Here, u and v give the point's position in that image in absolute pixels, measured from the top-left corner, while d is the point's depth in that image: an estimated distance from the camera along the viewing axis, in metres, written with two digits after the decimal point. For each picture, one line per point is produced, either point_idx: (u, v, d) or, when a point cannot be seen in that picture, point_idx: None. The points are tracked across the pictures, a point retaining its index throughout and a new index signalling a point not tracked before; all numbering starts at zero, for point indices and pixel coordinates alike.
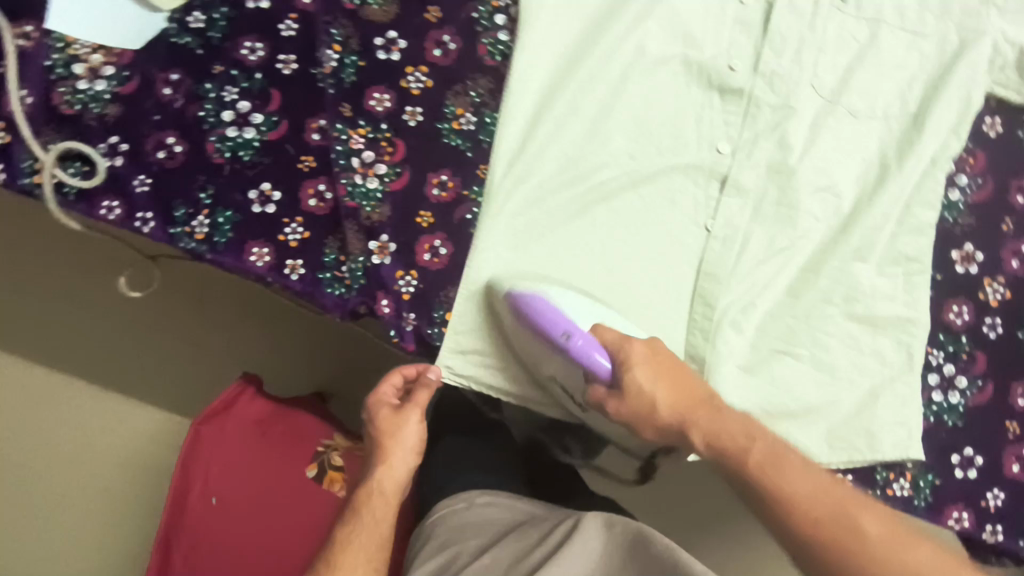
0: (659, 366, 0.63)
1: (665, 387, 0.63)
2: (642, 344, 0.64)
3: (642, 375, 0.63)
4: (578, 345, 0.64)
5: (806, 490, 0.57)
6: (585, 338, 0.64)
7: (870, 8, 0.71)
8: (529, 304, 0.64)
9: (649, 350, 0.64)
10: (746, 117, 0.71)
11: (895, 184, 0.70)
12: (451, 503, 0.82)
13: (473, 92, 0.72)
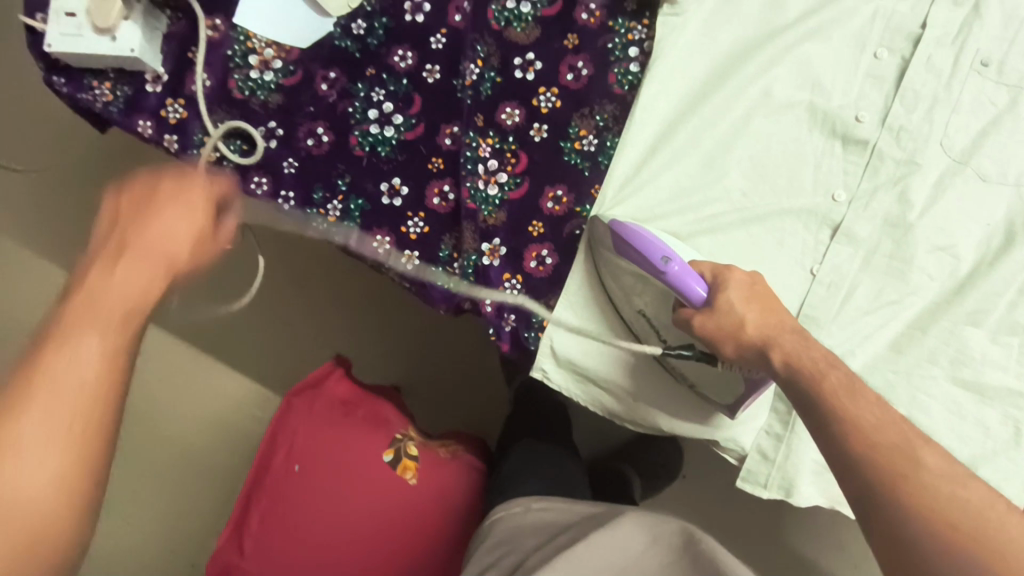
0: (753, 299, 0.61)
1: (753, 311, 0.60)
2: (745, 277, 0.62)
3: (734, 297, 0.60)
4: (672, 267, 0.62)
5: (891, 421, 0.51)
6: (678, 263, 0.62)
7: (1014, 74, 0.71)
8: (626, 229, 0.65)
9: (752, 281, 0.62)
10: (868, 168, 0.71)
11: (1020, 252, 0.68)
12: (509, 507, 0.85)
13: (598, 115, 0.75)
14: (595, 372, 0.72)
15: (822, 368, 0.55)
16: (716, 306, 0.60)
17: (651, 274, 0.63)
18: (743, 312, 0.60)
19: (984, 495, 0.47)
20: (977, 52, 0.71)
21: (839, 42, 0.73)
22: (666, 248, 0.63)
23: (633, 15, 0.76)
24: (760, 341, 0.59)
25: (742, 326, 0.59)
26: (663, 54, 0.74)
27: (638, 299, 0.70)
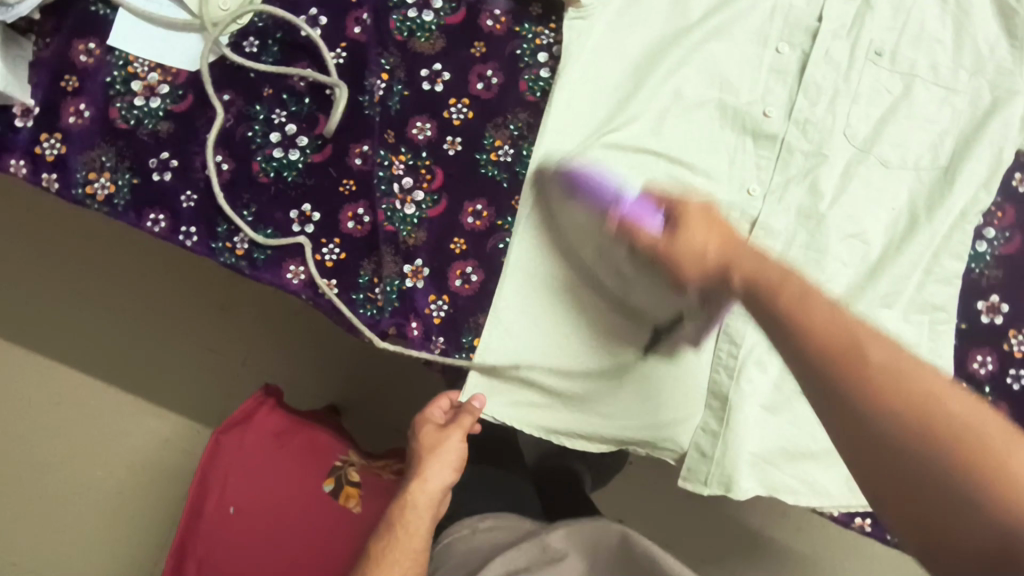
0: (707, 218, 0.48)
1: (712, 234, 0.47)
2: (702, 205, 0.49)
3: (693, 212, 0.48)
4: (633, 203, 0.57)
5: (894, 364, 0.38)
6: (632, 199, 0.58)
7: (904, 62, 0.73)
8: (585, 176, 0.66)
9: (718, 211, 0.49)
10: (778, 161, 0.73)
11: (923, 234, 0.70)
12: (460, 528, 0.84)
13: (512, 125, 0.74)
14: (536, 397, 0.72)
15: (785, 271, 0.44)
16: (677, 231, 0.48)
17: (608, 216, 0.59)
18: (699, 232, 0.47)
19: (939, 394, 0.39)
20: (871, 41, 0.73)
21: (743, 38, 0.74)
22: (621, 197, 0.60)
23: (539, 19, 0.75)
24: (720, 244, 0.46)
25: (707, 249, 0.46)
26: (576, 57, 0.72)
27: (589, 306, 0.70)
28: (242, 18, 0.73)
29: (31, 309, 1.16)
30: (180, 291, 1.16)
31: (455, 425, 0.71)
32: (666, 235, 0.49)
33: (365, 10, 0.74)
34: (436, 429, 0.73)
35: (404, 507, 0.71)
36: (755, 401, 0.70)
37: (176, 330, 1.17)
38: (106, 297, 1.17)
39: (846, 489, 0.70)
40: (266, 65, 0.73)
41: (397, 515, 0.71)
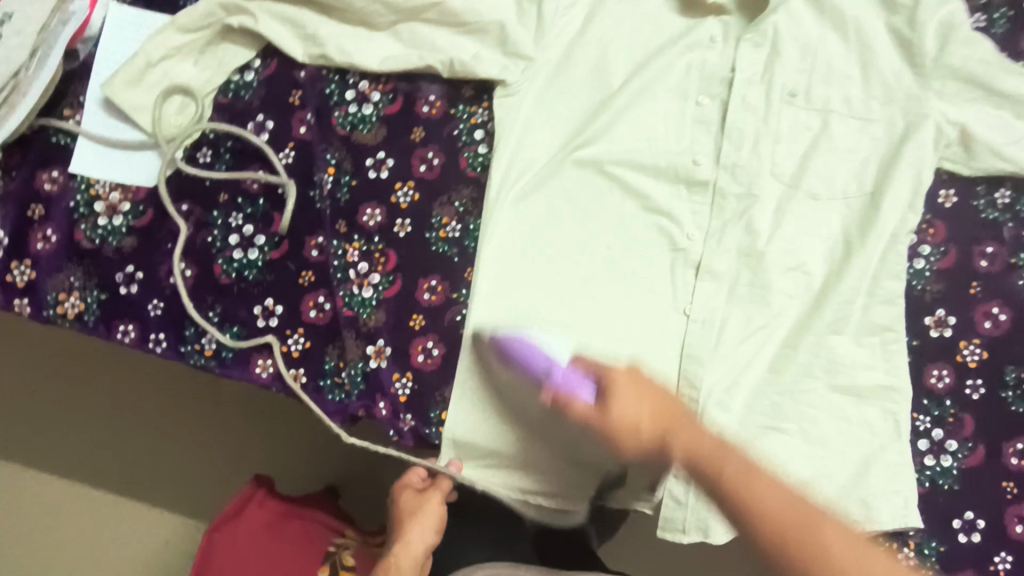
0: (643, 395, 0.57)
1: (650, 409, 0.56)
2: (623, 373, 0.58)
3: (621, 406, 0.56)
4: (574, 377, 0.61)
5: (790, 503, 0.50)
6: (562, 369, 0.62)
7: (819, 100, 0.78)
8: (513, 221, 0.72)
9: (644, 379, 0.58)
10: (713, 207, 0.76)
11: (860, 259, 0.72)
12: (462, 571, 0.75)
13: (457, 202, 0.77)
14: (501, 461, 0.73)
15: (731, 458, 0.52)
16: (606, 412, 0.57)
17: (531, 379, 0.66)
18: (637, 413, 0.56)
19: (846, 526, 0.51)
20: (784, 84, 0.78)
21: (665, 96, 0.79)
22: (554, 363, 0.64)
23: (472, 99, 0.80)
24: (687, 461, 0.54)
25: (639, 429, 0.55)
26: (508, 134, 0.77)
27: None
28: (192, 133, 0.77)
29: (20, 424, 1.18)
30: (155, 389, 1.16)
31: (436, 490, 0.75)
32: (601, 414, 0.57)
33: (308, 110, 0.79)
34: (414, 492, 0.75)
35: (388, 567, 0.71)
36: (723, 442, 0.71)
37: (162, 432, 1.17)
38: (88, 406, 1.17)
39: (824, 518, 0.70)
40: (219, 173, 0.77)
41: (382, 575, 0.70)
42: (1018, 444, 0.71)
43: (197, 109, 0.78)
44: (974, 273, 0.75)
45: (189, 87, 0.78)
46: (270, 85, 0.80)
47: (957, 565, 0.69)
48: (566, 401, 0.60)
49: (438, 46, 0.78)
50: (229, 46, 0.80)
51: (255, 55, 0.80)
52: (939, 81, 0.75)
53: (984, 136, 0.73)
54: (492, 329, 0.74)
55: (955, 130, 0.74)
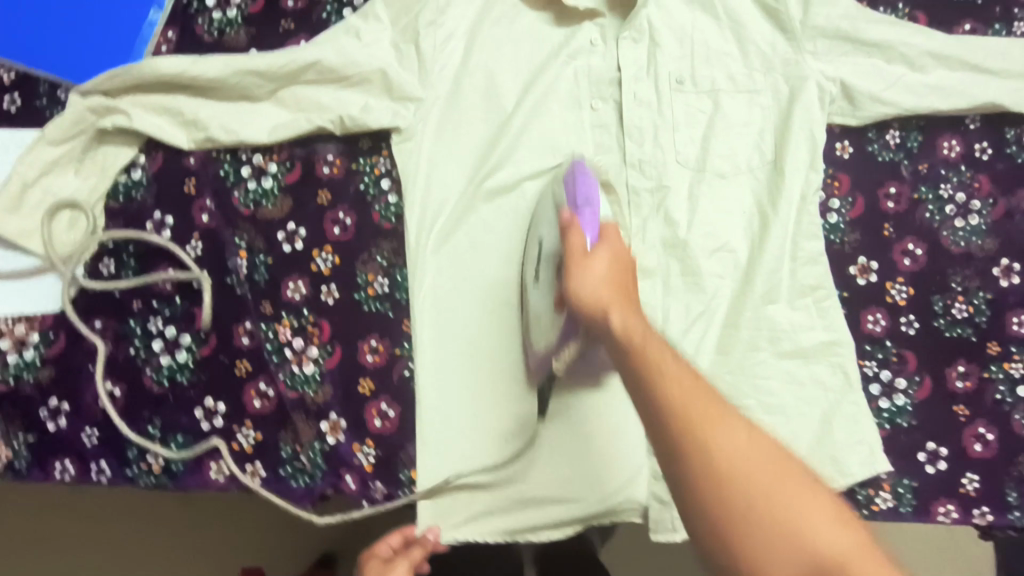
0: (616, 261, 0.60)
1: (611, 283, 0.57)
2: (627, 252, 0.61)
3: (604, 260, 0.59)
4: (584, 208, 0.65)
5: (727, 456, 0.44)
6: (592, 212, 0.65)
7: (706, 82, 0.79)
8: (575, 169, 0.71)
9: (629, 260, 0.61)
10: (629, 205, 0.77)
11: (777, 227, 0.74)
12: None
13: (379, 256, 0.76)
14: (490, 503, 0.71)
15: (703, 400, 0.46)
16: (589, 257, 0.59)
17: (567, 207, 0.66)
18: (605, 271, 0.58)
19: (830, 497, 0.44)
20: (670, 72, 0.79)
21: (559, 108, 0.79)
22: (592, 205, 0.66)
23: (371, 150, 0.79)
24: (620, 332, 0.52)
25: (595, 284, 0.56)
26: (416, 177, 0.76)
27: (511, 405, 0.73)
28: (88, 245, 0.74)
29: None
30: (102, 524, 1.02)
31: (404, 558, 0.71)
32: (583, 256, 0.60)
33: (207, 196, 0.77)
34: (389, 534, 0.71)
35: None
36: None
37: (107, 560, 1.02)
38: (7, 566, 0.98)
39: None
40: (126, 281, 0.74)
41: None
42: (958, 366, 0.75)
43: (89, 221, 0.75)
44: (883, 215, 0.78)
45: (74, 199, 0.74)
46: (162, 179, 0.77)
47: (932, 495, 0.72)
48: (569, 226, 0.64)
49: (324, 105, 0.76)
50: (109, 148, 0.76)
51: (138, 151, 0.77)
52: (810, 42, 0.78)
53: (861, 86, 0.76)
54: (442, 374, 0.73)
55: (835, 86, 0.77)
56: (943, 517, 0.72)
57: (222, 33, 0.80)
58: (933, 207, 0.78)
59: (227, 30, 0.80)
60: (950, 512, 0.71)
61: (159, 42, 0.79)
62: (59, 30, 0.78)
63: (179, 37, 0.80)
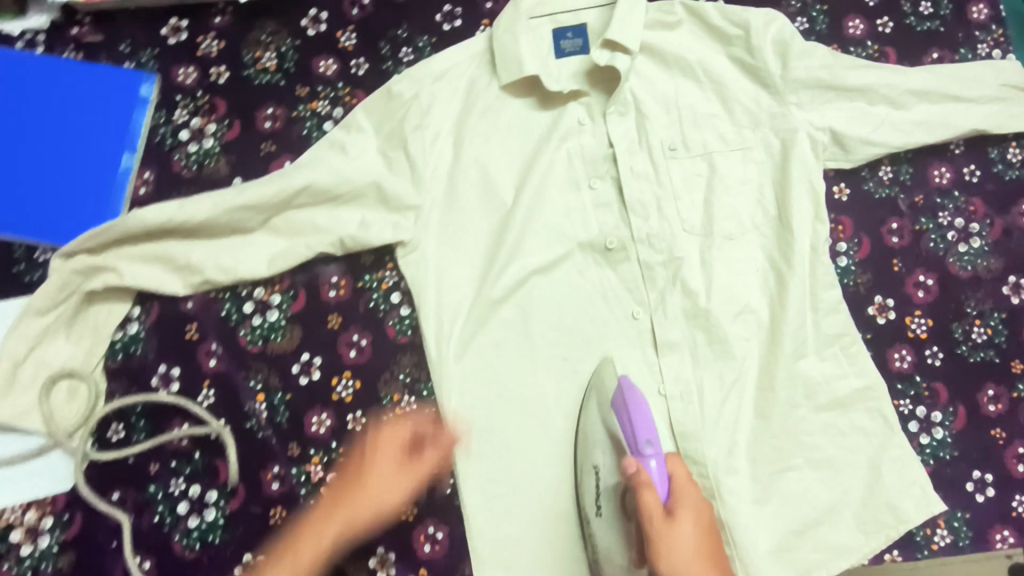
0: (702, 534, 0.63)
1: (699, 546, 0.62)
2: (699, 495, 0.65)
3: (688, 527, 0.62)
4: (649, 452, 0.65)
5: None
6: (658, 461, 0.65)
7: (698, 145, 0.80)
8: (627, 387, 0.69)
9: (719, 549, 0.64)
10: (645, 281, 0.76)
11: (794, 284, 0.75)
12: None
13: (401, 373, 0.74)
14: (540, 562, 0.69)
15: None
16: (673, 523, 0.62)
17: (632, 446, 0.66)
18: (694, 542, 0.62)
19: None
20: (662, 141, 0.79)
21: (559, 193, 0.78)
22: (655, 444, 0.65)
23: (374, 265, 0.77)
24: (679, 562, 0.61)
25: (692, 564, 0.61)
26: (427, 287, 0.75)
27: (561, 505, 0.71)
28: (93, 414, 0.70)
29: None
30: None
31: None
32: (666, 523, 0.62)
33: (212, 340, 0.74)
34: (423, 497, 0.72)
35: (352, 473, 0.70)
36: (744, 503, 0.71)
37: None
38: None
39: (862, 534, 0.71)
40: (139, 446, 0.70)
41: (352, 480, 0.69)
42: (988, 390, 0.76)
43: (91, 388, 0.71)
44: (890, 251, 0.79)
45: (70, 369, 0.70)
46: (161, 330, 0.74)
47: (988, 523, 0.73)
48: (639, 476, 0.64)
49: (322, 227, 0.74)
50: (100, 306, 0.72)
51: (131, 304, 0.74)
52: (794, 94, 0.78)
53: (849, 132, 0.77)
54: (486, 488, 0.70)
55: (825, 134, 0.78)
56: (1001, 544, 0.72)
57: (201, 166, 0.77)
58: (936, 236, 0.79)
59: (207, 162, 0.77)
60: (1008, 537, 0.72)
61: (136, 184, 0.76)
62: (25, 188, 0.74)
63: (157, 177, 0.76)
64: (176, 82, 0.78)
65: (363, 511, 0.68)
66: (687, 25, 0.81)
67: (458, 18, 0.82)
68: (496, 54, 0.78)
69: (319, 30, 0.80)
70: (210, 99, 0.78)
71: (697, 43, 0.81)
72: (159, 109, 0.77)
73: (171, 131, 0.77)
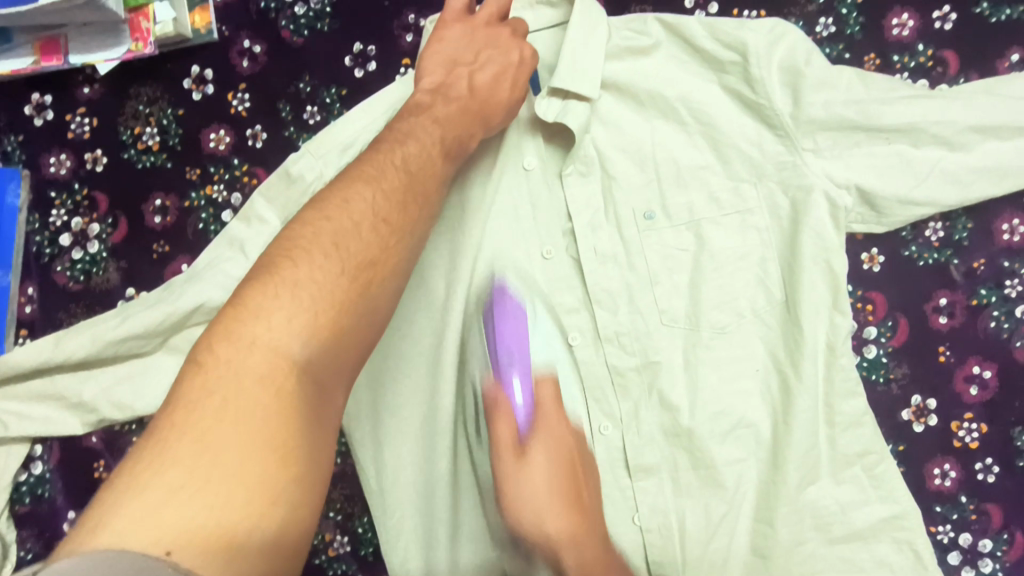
0: (559, 461, 0.59)
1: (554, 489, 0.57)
2: (569, 436, 0.60)
3: (542, 462, 0.58)
4: (509, 368, 0.59)
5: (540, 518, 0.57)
6: (521, 380, 0.60)
7: (681, 211, 0.62)
8: (500, 290, 0.62)
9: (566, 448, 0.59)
10: (615, 390, 0.62)
11: (803, 396, 0.59)
12: None
13: (331, 509, 0.64)
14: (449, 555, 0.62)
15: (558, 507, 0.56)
16: (525, 460, 0.57)
17: (492, 353, 0.60)
18: (547, 485, 0.57)
19: None
20: (634, 209, 0.63)
21: (505, 275, 0.63)
22: (518, 350, 0.60)
23: None
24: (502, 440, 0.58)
25: (539, 497, 0.57)
26: (355, 410, 0.62)
27: None
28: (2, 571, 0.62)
29: None
30: None
31: None
32: (518, 460, 0.57)
33: None
34: (386, 286, 0.46)
35: (290, 253, 0.43)
36: None
37: None
38: None
39: None
40: None
41: (361, 268, 0.44)
42: None
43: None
44: (935, 336, 0.61)
45: None
46: (67, 471, 0.65)
47: None
48: (494, 396, 0.59)
49: None
50: None
51: (31, 443, 0.65)
52: (808, 138, 0.59)
53: (882, 189, 0.58)
54: None
55: (850, 194, 0.59)
56: None
57: (88, 276, 0.66)
58: (1000, 312, 0.61)
59: (95, 271, 0.66)
60: None
61: (20, 303, 0.66)
62: None
63: (41, 292, 0.66)
64: (47, 175, 0.66)
65: (271, 334, 0.39)
66: (666, 47, 0.62)
67: (372, 61, 0.65)
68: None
69: (206, 91, 0.66)
70: (89, 193, 0.66)
71: (679, 75, 0.61)
72: (32, 212, 0.66)
73: (48, 237, 0.66)
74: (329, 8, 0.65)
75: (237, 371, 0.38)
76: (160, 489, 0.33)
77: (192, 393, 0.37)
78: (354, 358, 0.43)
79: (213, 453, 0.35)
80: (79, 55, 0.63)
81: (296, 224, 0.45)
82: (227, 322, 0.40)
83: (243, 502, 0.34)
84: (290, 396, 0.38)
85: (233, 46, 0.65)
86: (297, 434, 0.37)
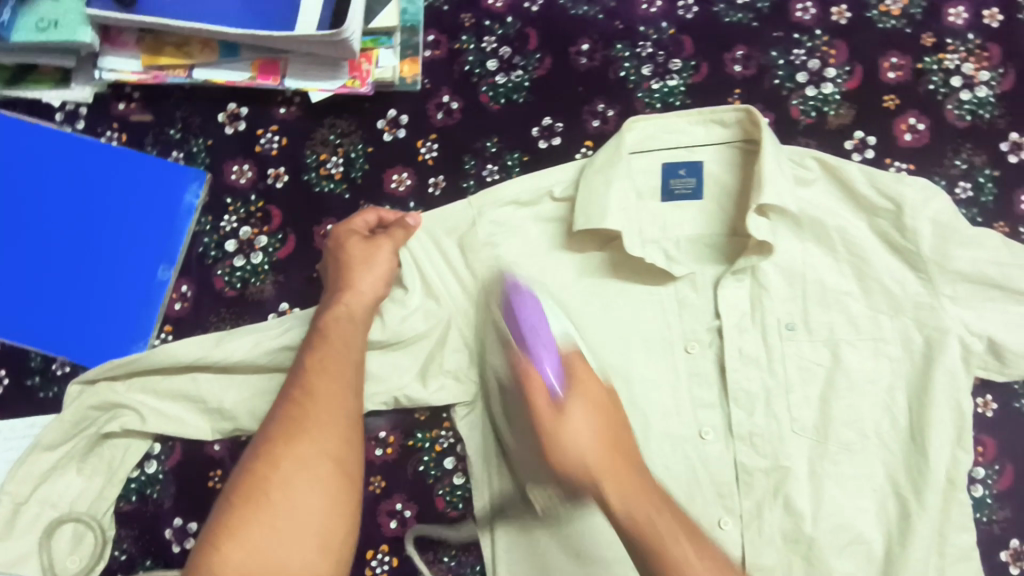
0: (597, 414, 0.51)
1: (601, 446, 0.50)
2: (604, 393, 0.53)
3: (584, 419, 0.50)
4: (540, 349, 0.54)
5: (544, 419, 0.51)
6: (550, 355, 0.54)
7: (822, 327, 0.66)
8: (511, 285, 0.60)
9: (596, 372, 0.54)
10: (741, 487, 0.64)
11: (922, 523, 0.62)
12: None
13: (445, 554, 0.66)
14: None
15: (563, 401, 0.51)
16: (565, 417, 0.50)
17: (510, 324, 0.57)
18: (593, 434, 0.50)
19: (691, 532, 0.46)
20: (779, 319, 0.66)
21: (645, 355, 0.66)
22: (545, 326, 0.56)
23: (430, 422, 0.67)
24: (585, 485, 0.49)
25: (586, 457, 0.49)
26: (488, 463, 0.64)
27: None
28: (95, 567, 0.61)
29: None
30: None
31: None
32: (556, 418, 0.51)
33: None
34: (351, 438, 0.53)
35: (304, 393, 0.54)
36: None
37: None
38: None
39: None
40: None
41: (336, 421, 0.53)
42: None
43: (97, 535, 0.62)
44: None
45: (74, 515, 0.61)
46: (182, 476, 0.64)
47: None
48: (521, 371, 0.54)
49: (375, 375, 0.63)
50: (117, 441, 0.62)
51: (152, 440, 0.64)
52: (948, 285, 0.65)
53: (1011, 344, 0.64)
54: None
55: (981, 342, 0.65)
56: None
57: (245, 285, 0.66)
58: None
59: (252, 281, 0.66)
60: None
61: (171, 299, 0.66)
62: (47, 296, 0.65)
63: (195, 291, 0.66)
64: (227, 182, 0.68)
65: (282, 469, 0.50)
66: (824, 181, 0.67)
67: (558, 135, 0.69)
68: (580, 194, 0.64)
69: (397, 135, 0.69)
70: (264, 206, 0.68)
71: (835, 207, 0.67)
72: (205, 214, 0.67)
73: (215, 241, 0.67)
74: (527, 83, 0.70)
75: (299, 458, 0.51)
76: (259, 536, 0.47)
77: (267, 474, 0.50)
78: (325, 491, 0.50)
79: (280, 518, 0.48)
80: (295, 79, 0.67)
81: (297, 369, 0.56)
82: (272, 436, 0.52)
83: (316, 546, 0.48)
84: (342, 482, 0.51)
85: (431, 99, 0.70)
86: (327, 515, 0.49)
